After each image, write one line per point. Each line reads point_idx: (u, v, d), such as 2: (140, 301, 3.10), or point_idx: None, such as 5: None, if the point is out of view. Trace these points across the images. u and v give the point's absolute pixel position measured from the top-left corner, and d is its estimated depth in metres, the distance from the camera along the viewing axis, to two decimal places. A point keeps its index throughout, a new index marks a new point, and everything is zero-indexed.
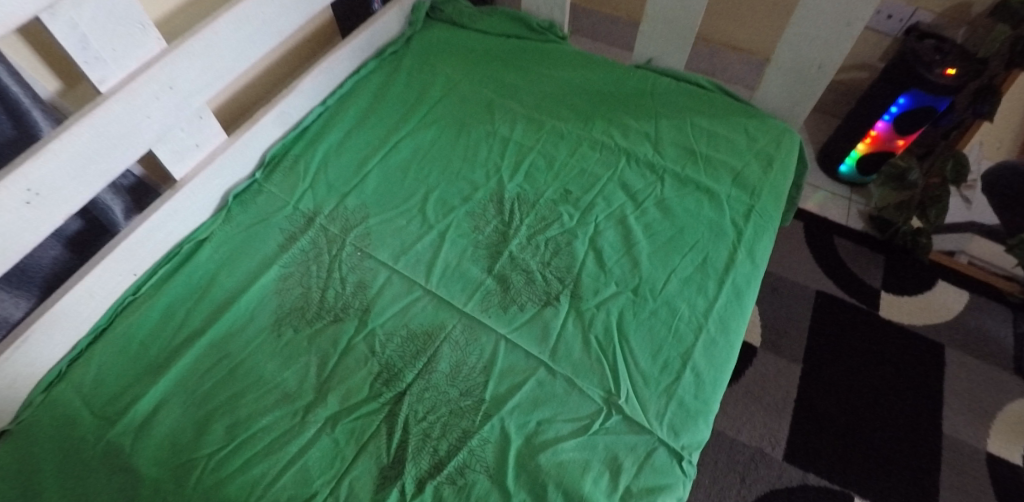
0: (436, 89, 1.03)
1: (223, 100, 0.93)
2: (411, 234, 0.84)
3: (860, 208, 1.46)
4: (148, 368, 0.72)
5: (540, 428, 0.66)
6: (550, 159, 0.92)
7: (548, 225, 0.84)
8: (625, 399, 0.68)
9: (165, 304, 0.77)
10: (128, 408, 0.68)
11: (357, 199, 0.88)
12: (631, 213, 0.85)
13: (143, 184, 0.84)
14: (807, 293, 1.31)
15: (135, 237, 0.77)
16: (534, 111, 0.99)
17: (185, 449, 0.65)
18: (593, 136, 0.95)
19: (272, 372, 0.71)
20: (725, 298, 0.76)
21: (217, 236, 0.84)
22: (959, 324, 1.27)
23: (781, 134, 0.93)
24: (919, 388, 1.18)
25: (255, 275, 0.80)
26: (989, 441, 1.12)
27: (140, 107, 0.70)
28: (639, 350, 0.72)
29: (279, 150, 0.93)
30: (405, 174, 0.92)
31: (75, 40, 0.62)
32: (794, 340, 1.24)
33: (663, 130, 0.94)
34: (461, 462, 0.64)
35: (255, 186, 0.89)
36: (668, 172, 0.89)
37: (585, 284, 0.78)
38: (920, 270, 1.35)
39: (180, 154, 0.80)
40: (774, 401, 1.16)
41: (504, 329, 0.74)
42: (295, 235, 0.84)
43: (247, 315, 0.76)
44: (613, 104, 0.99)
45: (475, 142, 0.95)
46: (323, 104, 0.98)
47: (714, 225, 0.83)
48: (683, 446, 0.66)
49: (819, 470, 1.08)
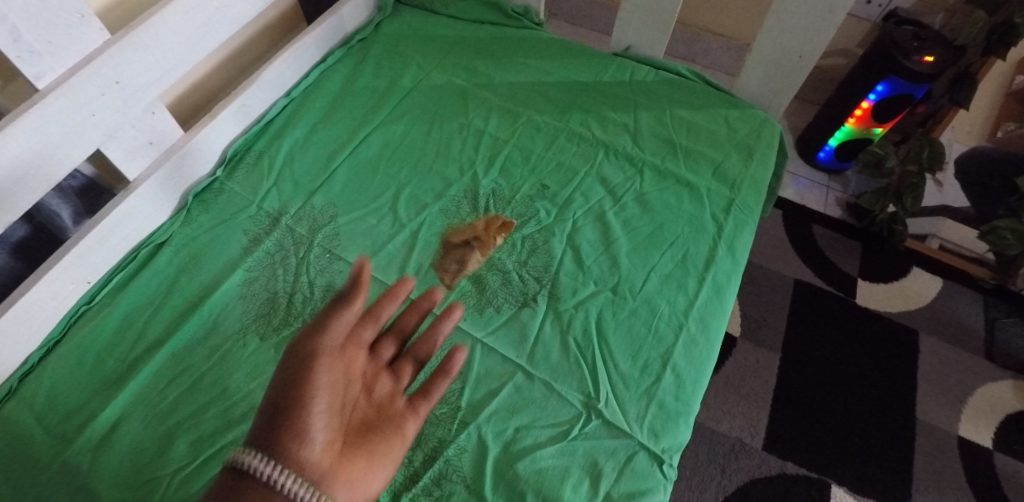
0: (407, 79, 0.98)
1: (179, 92, 0.88)
2: (383, 233, 0.81)
3: (837, 196, 1.46)
4: (104, 382, 0.68)
5: (518, 436, 0.64)
6: (526, 153, 0.89)
7: (524, 223, 0.81)
8: (605, 403, 0.66)
9: (122, 313, 0.73)
10: (84, 426, 0.64)
11: (326, 197, 0.84)
12: (609, 208, 0.83)
13: (95, 185, 0.79)
14: (785, 282, 1.31)
15: (87, 244, 0.72)
16: (509, 102, 0.96)
17: (147, 468, 0.62)
18: (571, 128, 0.92)
19: (238, 383, 0.68)
20: (705, 296, 0.75)
21: (176, 238, 0.80)
22: (933, 310, 1.29)
23: (761, 124, 0.92)
24: (895, 375, 1.19)
25: (218, 280, 0.76)
26: (961, 425, 1.14)
27: (84, 104, 0.65)
28: (619, 352, 0.70)
29: (241, 146, 0.88)
30: (376, 170, 0.88)
31: (6, 33, 0.57)
32: (773, 330, 1.25)
33: (642, 121, 0.92)
34: (437, 472, 0.62)
35: (217, 185, 0.85)
36: (647, 165, 0.87)
37: (563, 284, 0.75)
38: (896, 257, 1.36)
39: (132, 152, 0.76)
40: (754, 391, 1.17)
41: (480, 333, 0.71)
42: (260, 236, 0.80)
43: (210, 323, 0.72)
44: (591, 95, 0.96)
45: (448, 135, 0.92)
46: (287, 96, 0.94)
47: (694, 220, 0.81)
48: (664, 449, 0.64)
49: (798, 458, 1.09)
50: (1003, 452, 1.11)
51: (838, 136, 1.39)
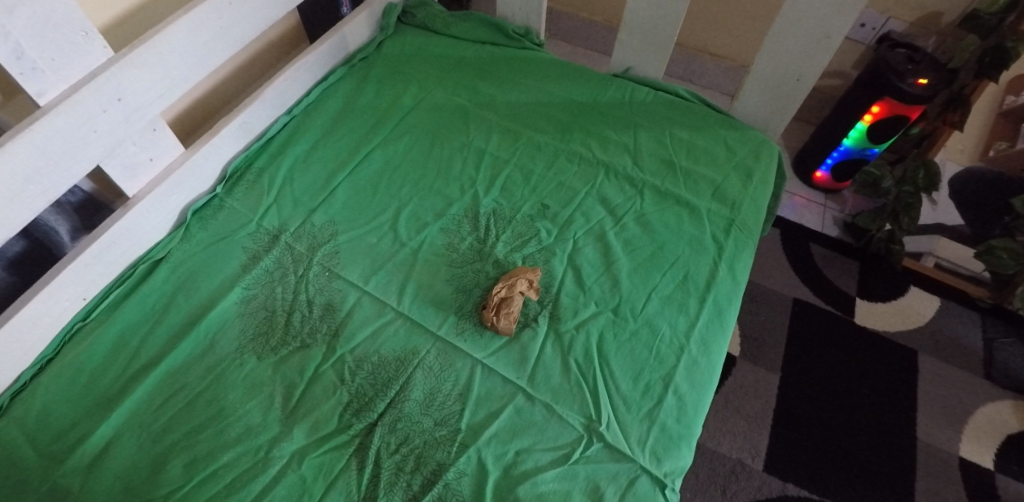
0: (408, 98, 0.99)
1: (179, 110, 0.88)
2: (383, 252, 0.80)
3: (834, 215, 1.47)
4: (98, 401, 0.67)
5: (518, 459, 0.64)
6: (527, 173, 0.90)
7: (525, 242, 0.81)
8: (606, 426, 0.66)
9: (118, 330, 0.72)
10: (76, 446, 0.63)
11: (326, 215, 0.84)
12: (610, 228, 0.83)
13: (94, 201, 0.79)
14: (784, 301, 1.31)
15: (85, 260, 0.71)
16: (510, 121, 0.96)
17: (139, 490, 0.61)
18: (571, 148, 0.92)
19: (234, 403, 0.67)
20: (706, 317, 0.74)
21: (174, 255, 0.79)
22: (931, 330, 1.29)
23: (760, 145, 0.92)
24: (895, 394, 1.19)
25: (215, 298, 0.75)
26: (961, 447, 1.14)
27: (86, 121, 0.65)
28: (620, 374, 0.69)
29: (242, 163, 0.88)
30: (376, 188, 0.88)
31: (9, 50, 0.57)
32: (772, 349, 1.24)
33: (642, 142, 0.92)
34: (436, 496, 0.61)
35: (216, 201, 0.84)
36: (648, 186, 0.87)
37: (564, 304, 0.75)
38: (894, 276, 1.36)
39: (132, 169, 0.75)
40: (753, 411, 1.16)
41: (480, 354, 0.71)
42: (259, 254, 0.79)
43: (207, 342, 0.71)
44: (591, 115, 0.97)
45: (449, 154, 0.92)
46: (289, 113, 0.94)
47: (695, 240, 0.81)
48: (666, 473, 0.63)
49: (799, 480, 1.08)
50: (1004, 474, 1.11)
51: (835, 156, 1.40)
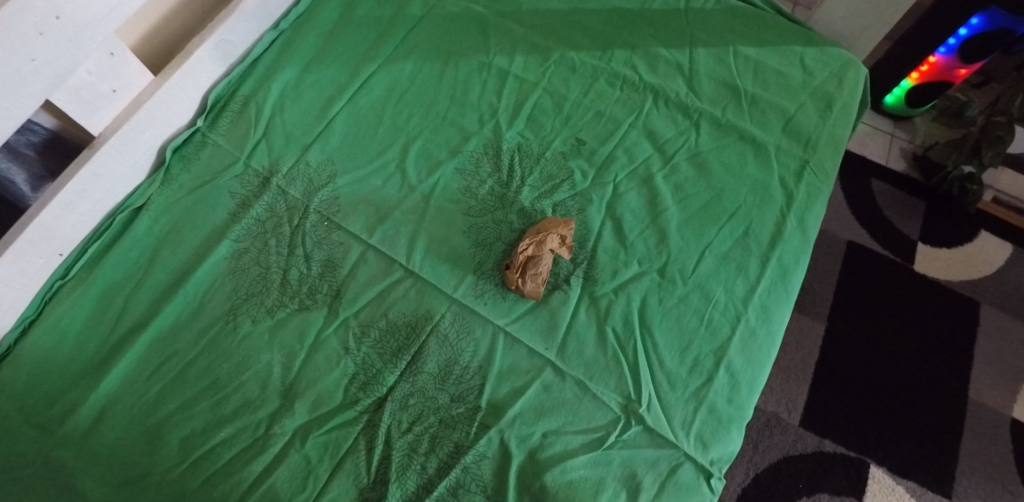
0: (416, 5, 0.83)
1: (150, 27, 0.74)
2: (390, 197, 0.69)
3: (902, 146, 1.29)
4: (85, 368, 0.60)
5: (546, 442, 0.56)
6: (559, 99, 0.76)
7: (556, 187, 0.69)
8: (647, 407, 0.57)
9: (101, 288, 0.64)
10: (67, 416, 0.57)
11: (322, 152, 0.72)
12: (658, 171, 0.70)
13: (59, 139, 0.68)
14: (837, 244, 1.18)
15: (53, 211, 0.62)
16: (539, 35, 0.80)
17: (134, 466, 0.55)
18: (613, 69, 0.77)
19: (229, 373, 0.60)
20: (769, 279, 0.63)
21: (156, 202, 0.69)
22: (999, 280, 1.16)
23: (845, 66, 0.75)
24: (950, 352, 1.09)
25: (203, 251, 0.66)
26: (1018, 407, 1.05)
27: (18, 46, 0.52)
28: (664, 346, 0.60)
29: (225, 90, 0.76)
30: (380, 117, 0.75)
31: None
32: (819, 298, 1.13)
33: (699, 62, 0.76)
34: (453, 481, 0.54)
35: (198, 137, 0.73)
36: (705, 116, 0.73)
37: (601, 263, 0.64)
38: (963, 219, 1.21)
39: (92, 102, 0.64)
40: (794, 363, 1.07)
41: (502, 320, 0.61)
42: (248, 200, 0.69)
43: (196, 303, 0.63)
44: (637, 26, 0.80)
45: (465, 77, 0.78)
46: (275, 28, 0.80)
47: (760, 186, 0.68)
48: (712, 460, 0.56)
49: (836, 436, 1.01)
50: None
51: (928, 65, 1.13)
